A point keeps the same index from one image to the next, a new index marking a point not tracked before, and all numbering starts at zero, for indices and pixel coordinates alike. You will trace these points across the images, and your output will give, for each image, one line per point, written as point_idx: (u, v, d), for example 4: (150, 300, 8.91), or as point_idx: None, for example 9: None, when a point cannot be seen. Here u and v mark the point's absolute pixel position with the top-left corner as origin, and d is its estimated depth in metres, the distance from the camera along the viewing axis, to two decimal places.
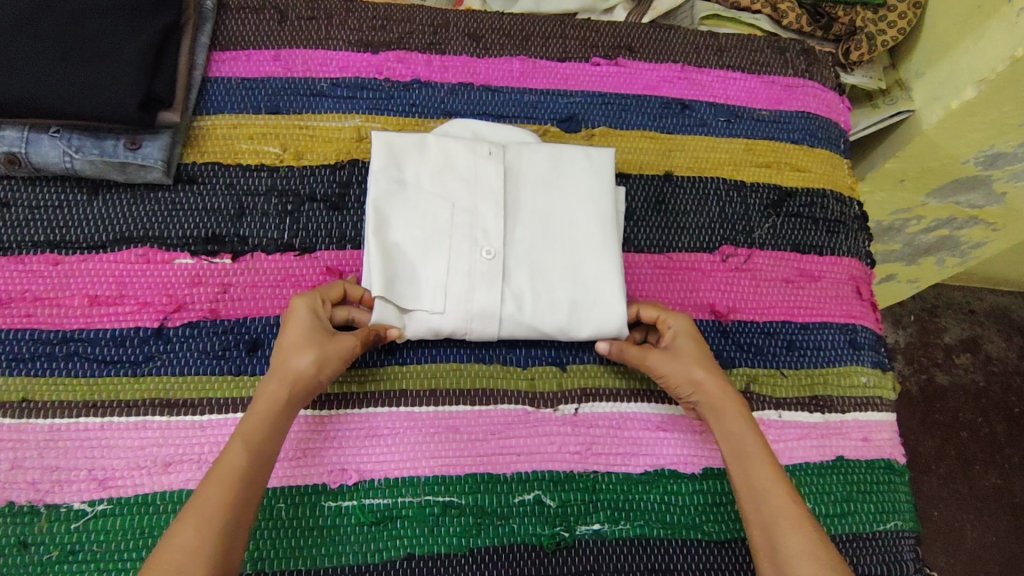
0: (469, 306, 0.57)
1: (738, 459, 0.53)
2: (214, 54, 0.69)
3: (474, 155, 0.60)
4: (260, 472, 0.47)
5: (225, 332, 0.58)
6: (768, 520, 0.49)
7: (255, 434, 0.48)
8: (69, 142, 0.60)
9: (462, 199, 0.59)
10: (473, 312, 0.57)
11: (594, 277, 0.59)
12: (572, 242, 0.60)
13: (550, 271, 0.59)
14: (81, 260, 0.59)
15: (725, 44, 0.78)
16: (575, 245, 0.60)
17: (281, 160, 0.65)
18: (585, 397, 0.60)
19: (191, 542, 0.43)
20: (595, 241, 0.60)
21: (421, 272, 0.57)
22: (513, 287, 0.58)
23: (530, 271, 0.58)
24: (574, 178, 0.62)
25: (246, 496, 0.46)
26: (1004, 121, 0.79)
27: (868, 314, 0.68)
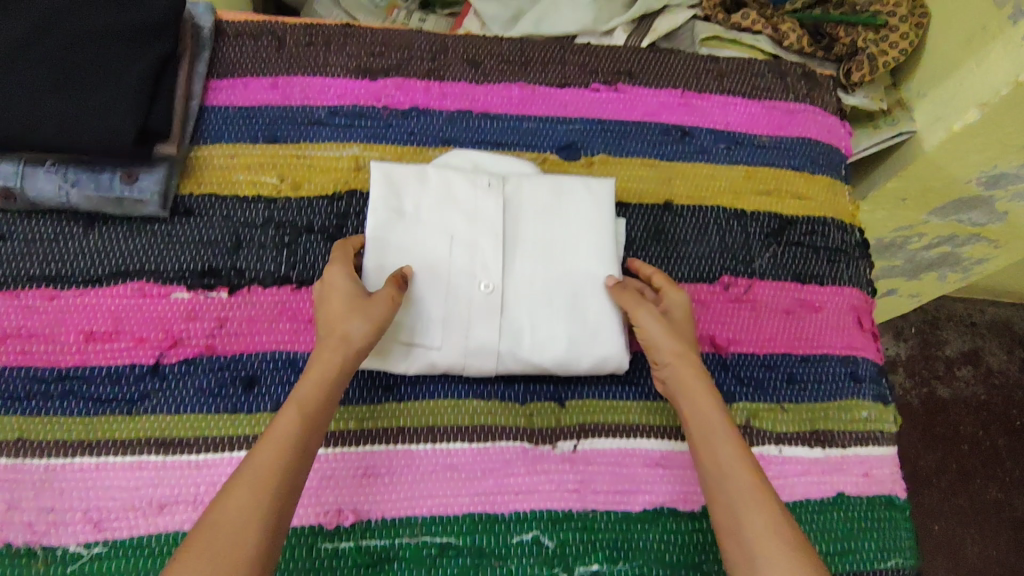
0: (467, 342, 0.57)
1: (699, 426, 0.52)
2: (211, 82, 0.68)
3: (474, 187, 0.60)
4: (314, 433, 0.48)
5: (222, 369, 0.58)
6: (729, 486, 0.48)
7: (308, 403, 0.48)
8: (64, 176, 0.59)
9: (461, 232, 0.59)
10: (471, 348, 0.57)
11: (594, 313, 0.59)
12: (573, 276, 0.59)
13: (550, 306, 0.58)
14: (76, 295, 0.59)
15: (725, 68, 0.77)
16: (575, 279, 0.59)
17: (278, 192, 0.64)
18: (584, 432, 0.60)
19: (249, 498, 0.43)
20: (596, 276, 0.60)
21: (418, 306, 0.57)
22: (512, 322, 0.58)
23: (529, 306, 0.58)
24: (574, 210, 0.61)
25: (300, 462, 0.46)
26: (1005, 142, 0.78)
27: (869, 345, 0.68)
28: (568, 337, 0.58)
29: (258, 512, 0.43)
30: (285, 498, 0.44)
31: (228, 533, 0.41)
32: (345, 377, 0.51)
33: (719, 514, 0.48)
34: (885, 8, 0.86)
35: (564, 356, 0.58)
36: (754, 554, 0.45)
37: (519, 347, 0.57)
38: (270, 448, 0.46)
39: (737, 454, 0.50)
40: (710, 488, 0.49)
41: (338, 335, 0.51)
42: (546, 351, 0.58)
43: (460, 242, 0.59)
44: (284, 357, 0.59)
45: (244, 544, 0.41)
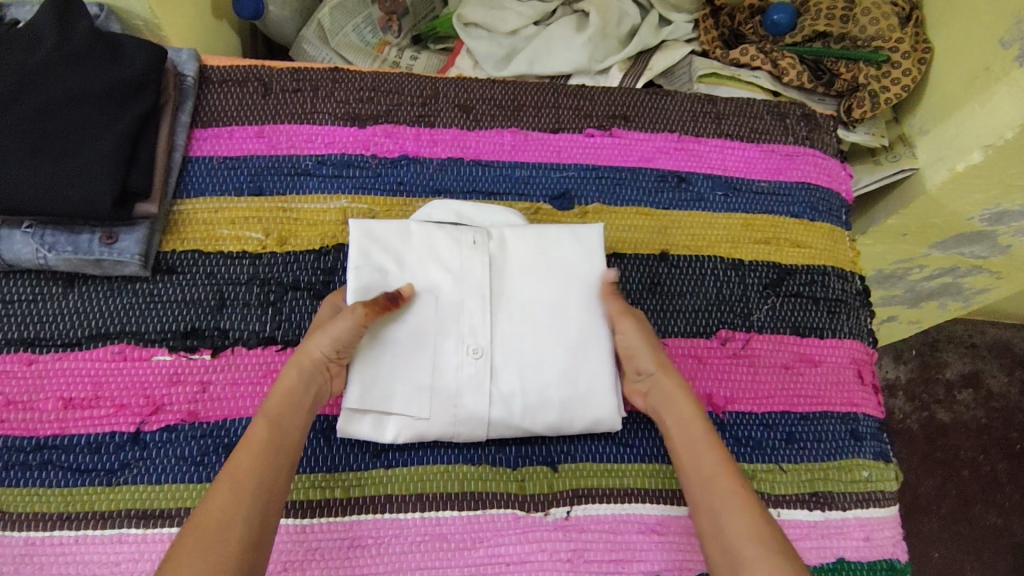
0: (456, 410, 0.55)
1: (683, 432, 0.52)
2: (195, 132, 0.66)
3: (459, 246, 0.58)
4: (287, 439, 0.48)
5: (204, 436, 0.56)
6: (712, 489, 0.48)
7: (276, 413, 0.49)
8: (42, 239, 0.58)
9: (446, 293, 0.57)
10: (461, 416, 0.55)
11: (587, 374, 0.57)
12: (564, 335, 0.57)
13: (540, 368, 0.56)
14: (56, 359, 0.58)
15: (723, 110, 0.75)
16: (566, 338, 0.57)
17: (264, 247, 0.63)
18: (577, 498, 0.58)
19: (227, 498, 0.43)
20: (587, 336, 0.58)
21: (403, 376, 0.55)
22: (501, 388, 0.56)
23: (519, 369, 0.56)
24: (563, 266, 0.59)
25: (273, 465, 0.46)
26: (1008, 183, 0.75)
27: (870, 400, 0.67)
28: (560, 400, 0.56)
29: (239, 508, 0.43)
30: (260, 498, 0.44)
31: (212, 531, 0.41)
32: (309, 392, 0.52)
33: (704, 527, 0.47)
34: (887, 43, 0.82)
35: (557, 419, 0.57)
36: (732, 546, 0.44)
37: (510, 412, 0.56)
38: (242, 453, 0.46)
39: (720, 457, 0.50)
40: (693, 492, 0.49)
41: (304, 348, 0.53)
42: (537, 415, 0.56)
43: (446, 304, 0.57)
44: None
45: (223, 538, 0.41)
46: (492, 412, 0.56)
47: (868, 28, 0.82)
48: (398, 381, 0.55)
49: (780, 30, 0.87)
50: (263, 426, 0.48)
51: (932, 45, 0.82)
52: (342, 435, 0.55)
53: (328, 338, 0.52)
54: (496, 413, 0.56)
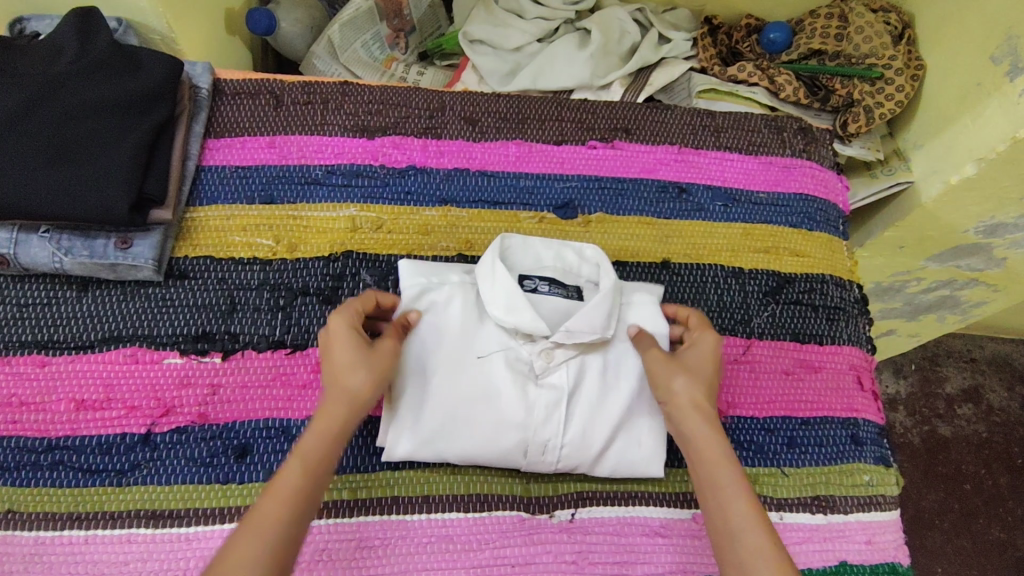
0: (465, 441, 0.56)
1: (707, 478, 0.49)
2: (208, 142, 0.68)
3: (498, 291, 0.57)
4: (316, 485, 0.46)
5: (214, 437, 0.57)
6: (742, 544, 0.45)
7: (314, 450, 0.47)
8: (59, 243, 0.59)
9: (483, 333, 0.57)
10: (465, 450, 0.56)
11: (592, 424, 0.56)
12: (565, 384, 0.56)
13: (541, 414, 0.55)
14: (68, 361, 0.59)
15: (721, 124, 0.77)
16: (568, 389, 0.55)
17: (274, 253, 0.64)
18: (582, 500, 0.59)
19: (253, 543, 0.41)
20: (605, 390, 0.57)
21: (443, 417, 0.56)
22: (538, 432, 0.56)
23: (522, 410, 0.55)
24: (573, 322, 0.55)
25: (304, 514, 0.44)
26: (1004, 195, 0.77)
27: (870, 406, 0.67)
28: (563, 443, 0.56)
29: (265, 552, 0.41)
30: (272, 542, 0.42)
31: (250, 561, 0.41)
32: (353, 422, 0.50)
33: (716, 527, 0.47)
34: (881, 60, 0.84)
35: (568, 456, 0.56)
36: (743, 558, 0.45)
37: (524, 451, 0.56)
38: (275, 501, 0.44)
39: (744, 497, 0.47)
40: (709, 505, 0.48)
41: (340, 376, 0.50)
42: (546, 456, 0.56)
43: (452, 337, 0.57)
44: (278, 425, 0.58)
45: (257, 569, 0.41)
46: (499, 441, 0.56)
47: (862, 45, 0.85)
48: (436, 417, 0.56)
49: (777, 49, 0.91)
50: (298, 475, 0.45)
51: (924, 62, 0.84)
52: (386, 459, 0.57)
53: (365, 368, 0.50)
54: (507, 445, 0.56)
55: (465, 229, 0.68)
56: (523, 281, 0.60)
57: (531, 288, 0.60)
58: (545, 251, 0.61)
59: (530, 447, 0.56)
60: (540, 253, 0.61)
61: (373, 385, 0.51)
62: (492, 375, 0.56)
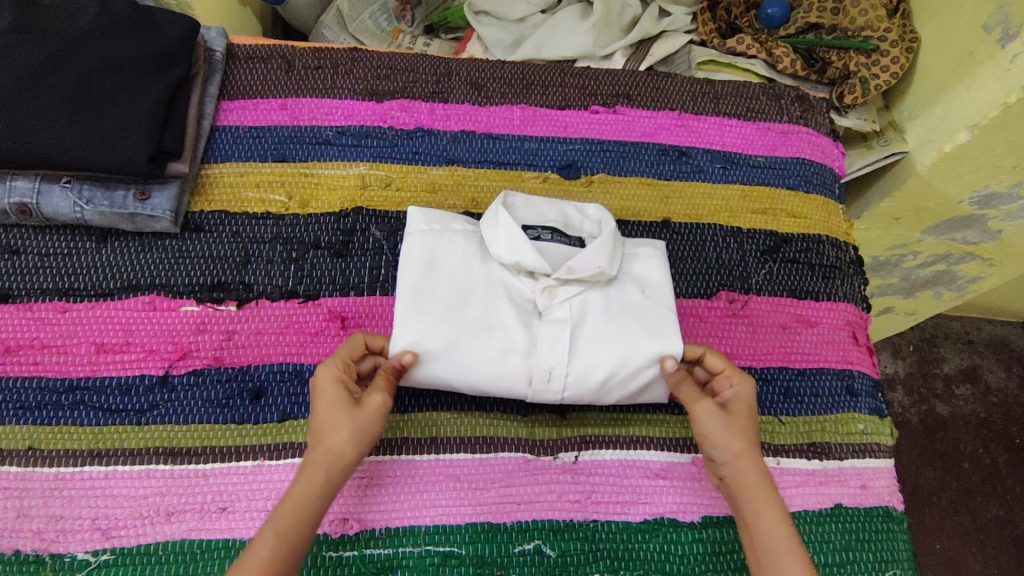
0: (469, 373, 0.55)
1: (756, 526, 0.52)
2: (222, 103, 0.70)
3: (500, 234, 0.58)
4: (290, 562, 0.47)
5: (229, 380, 0.59)
6: None
7: (288, 522, 0.48)
8: (79, 194, 0.61)
9: (485, 277, 0.58)
10: (470, 381, 0.55)
11: (597, 354, 0.56)
12: (568, 317, 0.56)
13: (543, 342, 0.56)
14: (88, 308, 0.61)
15: (721, 91, 0.79)
16: (570, 320, 0.56)
17: (287, 209, 0.66)
18: (585, 444, 0.61)
19: None
20: (609, 325, 0.57)
21: (445, 351, 0.55)
22: (541, 363, 0.55)
23: (525, 340, 0.56)
24: (575, 259, 0.56)
25: None
26: (996, 163, 0.79)
27: (864, 359, 0.69)
28: (569, 372, 0.55)
29: None
30: None
31: None
32: (334, 488, 0.50)
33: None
34: (876, 32, 0.86)
35: (573, 386, 0.56)
36: None
37: (529, 381, 0.55)
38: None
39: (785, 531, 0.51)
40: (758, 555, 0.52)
41: (323, 437, 0.51)
42: (551, 385, 0.56)
43: (455, 278, 0.58)
44: (291, 369, 0.60)
45: None
46: (503, 370, 0.55)
47: (859, 18, 0.88)
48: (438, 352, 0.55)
49: (775, 24, 0.93)
50: (272, 544, 0.47)
51: (918, 34, 0.86)
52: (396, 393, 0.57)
53: (348, 433, 0.51)
54: (512, 374, 0.55)
55: (471, 188, 0.70)
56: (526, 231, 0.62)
57: (533, 236, 0.62)
58: (548, 208, 0.63)
59: (535, 377, 0.56)
60: (543, 209, 0.63)
61: (359, 449, 0.51)
62: (495, 310, 0.56)
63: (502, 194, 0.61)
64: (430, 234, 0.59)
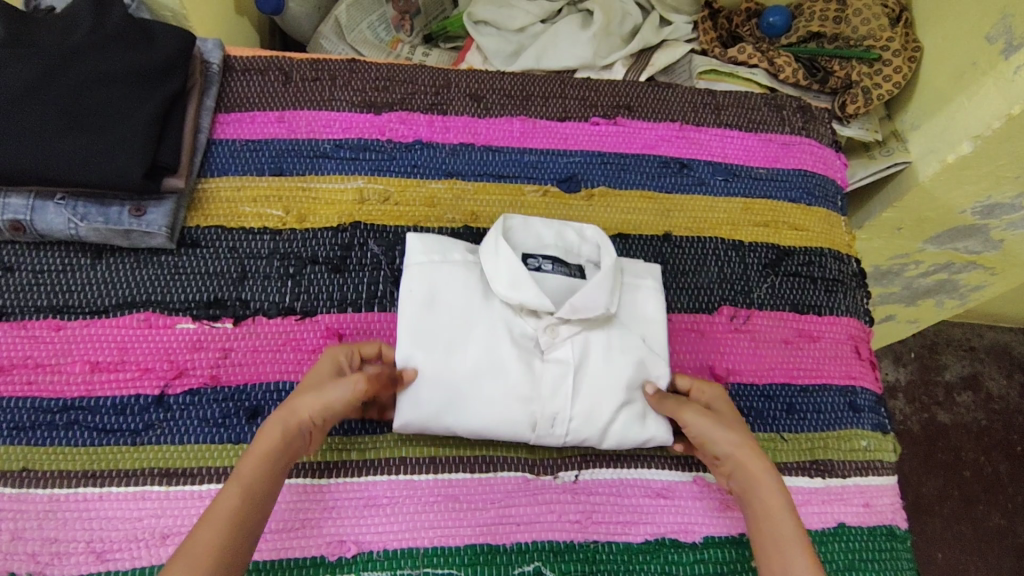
0: (473, 414, 0.56)
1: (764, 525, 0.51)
2: (219, 116, 0.69)
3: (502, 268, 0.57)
4: (251, 521, 0.47)
5: (225, 400, 0.58)
6: None
7: (251, 480, 0.47)
8: (74, 210, 0.61)
9: (487, 313, 0.58)
10: (473, 423, 0.56)
11: (600, 396, 0.56)
12: (570, 359, 0.56)
13: (546, 387, 0.56)
14: (83, 326, 0.60)
15: (722, 102, 0.78)
16: (573, 364, 0.56)
17: (284, 223, 0.66)
18: (585, 463, 0.60)
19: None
20: (610, 364, 0.57)
21: (449, 394, 0.56)
22: (545, 408, 0.56)
23: (529, 384, 0.56)
24: (577, 298, 0.56)
25: (235, 551, 0.45)
26: (999, 174, 0.78)
27: (868, 375, 0.69)
28: (572, 415, 0.56)
29: None
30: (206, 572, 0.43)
31: None
32: (290, 453, 0.50)
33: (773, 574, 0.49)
34: (878, 42, 0.85)
35: (577, 429, 0.57)
36: None
37: (532, 425, 0.56)
38: (209, 530, 0.45)
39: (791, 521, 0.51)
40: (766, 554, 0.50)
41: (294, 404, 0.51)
42: (555, 428, 0.56)
43: (455, 312, 0.57)
44: (287, 388, 0.59)
45: None
46: (507, 414, 0.56)
47: (860, 28, 0.86)
48: (442, 393, 0.56)
49: (777, 32, 0.92)
50: (236, 499, 0.46)
51: (921, 44, 0.85)
52: (397, 430, 0.57)
53: (318, 401, 0.51)
54: (515, 418, 0.56)
55: (470, 201, 0.70)
56: (525, 260, 0.61)
57: (533, 266, 0.61)
58: (547, 231, 0.62)
59: (538, 421, 0.56)
60: (542, 233, 0.62)
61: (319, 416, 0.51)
62: (497, 351, 0.56)
63: (501, 223, 0.60)
64: (430, 266, 0.59)
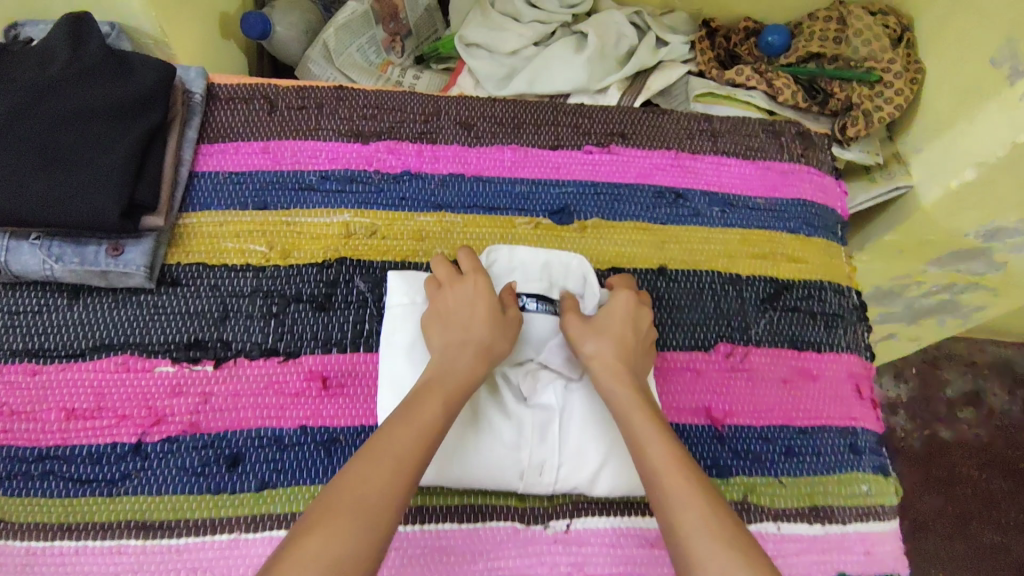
0: (463, 467, 0.55)
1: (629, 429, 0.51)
2: (201, 147, 0.67)
3: None
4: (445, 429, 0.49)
5: (205, 447, 0.57)
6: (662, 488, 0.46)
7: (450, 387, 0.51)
8: (49, 250, 0.59)
9: None
10: (464, 476, 0.55)
11: (587, 440, 0.56)
12: (554, 405, 0.57)
13: (531, 434, 0.56)
14: (59, 370, 0.58)
15: (719, 128, 0.76)
16: (557, 409, 0.57)
17: (267, 259, 0.64)
18: (577, 511, 0.58)
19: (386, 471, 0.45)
20: (596, 411, 0.57)
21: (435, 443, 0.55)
22: (532, 456, 0.55)
23: (515, 432, 0.56)
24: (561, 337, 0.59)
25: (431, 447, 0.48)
26: (1003, 199, 0.75)
27: (868, 414, 0.67)
28: (560, 462, 0.56)
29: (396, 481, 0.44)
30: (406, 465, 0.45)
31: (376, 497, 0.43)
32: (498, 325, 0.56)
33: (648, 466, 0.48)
34: (880, 63, 0.83)
35: (566, 476, 0.56)
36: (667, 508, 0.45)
37: (520, 473, 0.55)
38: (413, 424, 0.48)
39: (664, 445, 0.48)
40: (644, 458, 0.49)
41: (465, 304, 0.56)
42: (543, 476, 0.56)
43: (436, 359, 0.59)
44: (269, 434, 0.57)
45: (376, 504, 0.43)
46: (494, 464, 0.55)
47: (861, 49, 0.84)
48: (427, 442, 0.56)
49: (775, 51, 0.91)
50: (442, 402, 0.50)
51: (923, 65, 0.83)
52: None
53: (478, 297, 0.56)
54: (503, 467, 0.55)
55: (460, 236, 0.68)
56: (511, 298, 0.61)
57: (518, 305, 0.60)
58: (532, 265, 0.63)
59: (526, 469, 0.56)
60: (527, 267, 0.63)
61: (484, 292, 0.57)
62: (483, 407, 0.57)
63: (485, 257, 0.61)
64: (411, 308, 0.59)
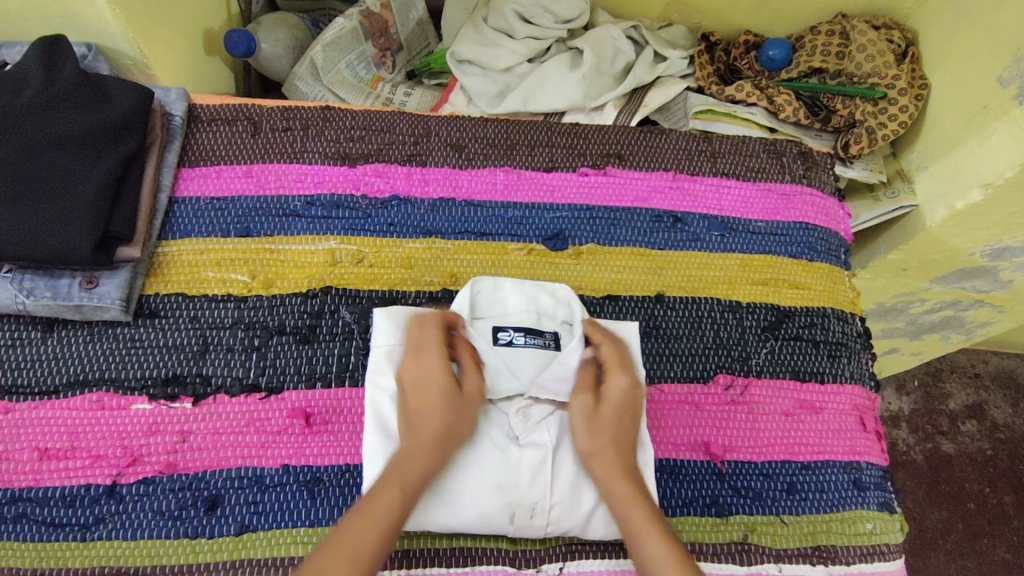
0: (453, 511, 0.53)
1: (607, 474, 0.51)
2: (181, 171, 0.65)
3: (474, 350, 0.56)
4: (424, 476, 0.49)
5: (182, 489, 0.54)
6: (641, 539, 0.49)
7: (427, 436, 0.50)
8: (22, 283, 0.57)
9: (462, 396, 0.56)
10: (455, 518, 0.53)
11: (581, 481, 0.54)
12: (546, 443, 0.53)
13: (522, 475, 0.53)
14: (32, 408, 0.56)
15: (718, 148, 0.74)
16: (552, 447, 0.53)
17: (249, 289, 0.61)
18: (570, 554, 0.56)
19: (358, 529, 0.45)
20: None
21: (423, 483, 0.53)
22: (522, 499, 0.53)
23: (506, 472, 0.53)
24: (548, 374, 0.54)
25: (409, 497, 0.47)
26: (1011, 221, 0.72)
27: (873, 448, 0.64)
28: (553, 505, 0.53)
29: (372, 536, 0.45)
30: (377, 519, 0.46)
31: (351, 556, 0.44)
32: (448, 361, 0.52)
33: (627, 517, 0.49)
34: (884, 80, 0.81)
35: (558, 519, 0.54)
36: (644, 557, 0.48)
37: (511, 517, 0.53)
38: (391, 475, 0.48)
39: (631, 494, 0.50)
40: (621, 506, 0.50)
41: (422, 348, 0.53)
42: (535, 519, 0.53)
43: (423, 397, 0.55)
44: (250, 475, 0.55)
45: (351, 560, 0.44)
46: (482, 507, 0.53)
47: (864, 64, 0.82)
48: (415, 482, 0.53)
49: (776, 66, 0.88)
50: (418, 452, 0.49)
51: (929, 81, 0.81)
52: None
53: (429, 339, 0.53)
54: (493, 511, 0.53)
55: (450, 262, 0.65)
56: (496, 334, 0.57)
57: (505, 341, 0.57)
58: (517, 297, 0.59)
59: (517, 512, 0.53)
60: (511, 300, 0.59)
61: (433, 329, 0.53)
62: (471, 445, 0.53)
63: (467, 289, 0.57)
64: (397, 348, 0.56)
